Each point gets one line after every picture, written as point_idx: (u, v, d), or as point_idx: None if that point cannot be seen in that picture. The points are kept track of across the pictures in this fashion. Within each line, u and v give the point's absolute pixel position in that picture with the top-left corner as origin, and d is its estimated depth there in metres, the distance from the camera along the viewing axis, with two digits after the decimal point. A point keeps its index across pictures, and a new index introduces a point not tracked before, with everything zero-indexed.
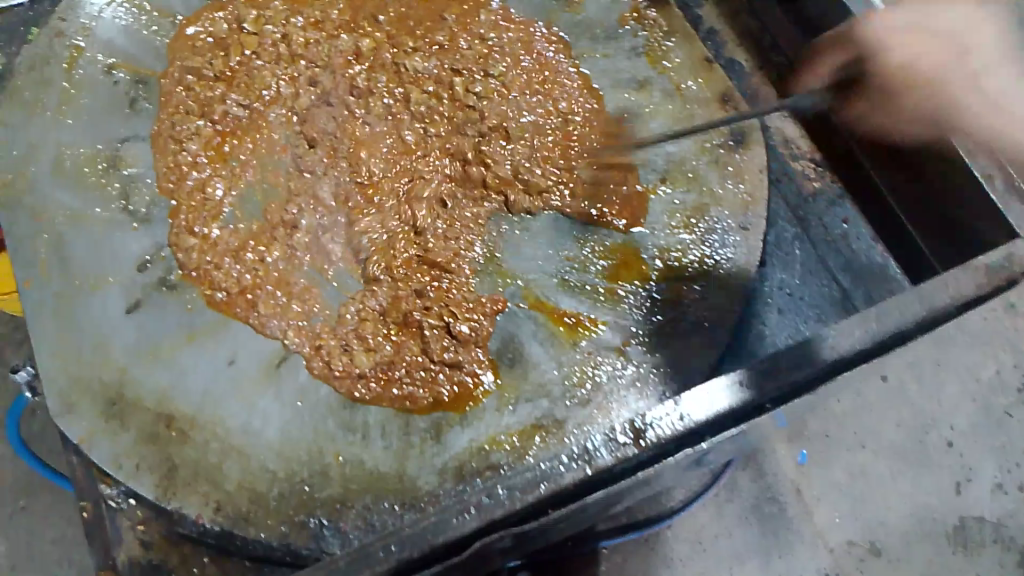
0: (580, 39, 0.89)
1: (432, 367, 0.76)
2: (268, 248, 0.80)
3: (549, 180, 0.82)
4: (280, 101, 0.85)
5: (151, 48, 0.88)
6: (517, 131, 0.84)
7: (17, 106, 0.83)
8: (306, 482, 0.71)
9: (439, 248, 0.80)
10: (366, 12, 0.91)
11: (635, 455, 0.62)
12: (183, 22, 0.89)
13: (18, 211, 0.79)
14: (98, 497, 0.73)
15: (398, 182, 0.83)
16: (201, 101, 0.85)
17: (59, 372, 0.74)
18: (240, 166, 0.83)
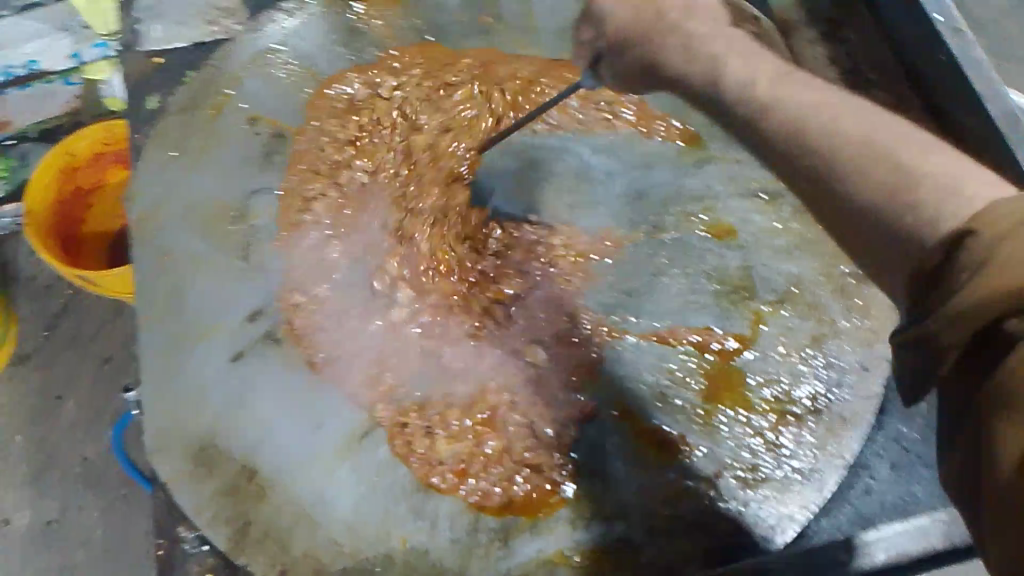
0: (714, 140, 0.86)
1: (510, 465, 0.75)
2: (372, 316, 0.81)
3: (660, 293, 0.80)
4: (401, 170, 0.88)
5: (293, 102, 0.90)
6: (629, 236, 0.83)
7: (163, 146, 0.88)
8: (370, 563, 0.71)
9: (539, 344, 0.80)
10: (496, 82, 0.91)
11: None
12: (324, 80, 0.91)
13: (147, 248, 0.83)
14: (175, 539, 0.75)
15: (506, 276, 0.83)
16: (327, 165, 0.88)
17: (159, 413, 0.77)
18: (354, 231, 0.85)
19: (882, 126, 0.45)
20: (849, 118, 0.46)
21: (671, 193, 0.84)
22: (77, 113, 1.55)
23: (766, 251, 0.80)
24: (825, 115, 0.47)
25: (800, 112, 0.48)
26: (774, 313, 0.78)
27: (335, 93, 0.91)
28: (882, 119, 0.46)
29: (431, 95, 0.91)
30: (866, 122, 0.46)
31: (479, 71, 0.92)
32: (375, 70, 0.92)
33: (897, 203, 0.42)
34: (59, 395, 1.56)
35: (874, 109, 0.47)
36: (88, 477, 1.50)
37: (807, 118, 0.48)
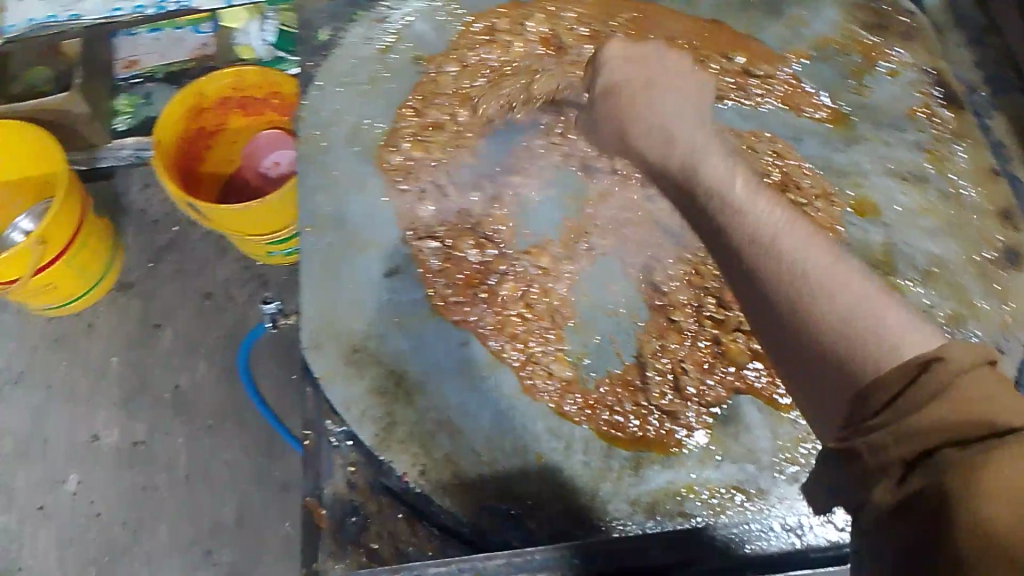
0: (863, 122, 0.88)
1: (644, 405, 0.78)
2: (538, 256, 0.85)
3: None
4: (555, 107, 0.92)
5: (447, 38, 0.97)
6: (804, 214, 0.83)
7: (337, 75, 0.95)
8: (507, 473, 0.75)
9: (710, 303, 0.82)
10: (649, 40, 0.94)
11: (848, 543, 0.70)
12: (472, 18, 0.97)
13: (317, 167, 0.89)
14: (322, 432, 0.79)
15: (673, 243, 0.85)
16: (477, 114, 0.92)
17: (317, 313, 0.82)
18: (510, 170, 0.89)
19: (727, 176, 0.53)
20: (783, 227, 0.48)
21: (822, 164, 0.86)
22: (205, 58, 1.55)
23: (910, 229, 0.83)
24: (761, 223, 0.49)
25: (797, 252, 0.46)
26: (912, 288, 0.80)
27: (491, 38, 0.96)
28: (827, 246, 0.47)
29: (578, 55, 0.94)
30: (759, 195, 0.51)
31: (633, 25, 0.96)
32: (533, 19, 0.97)
33: (832, 345, 0.43)
34: (157, 324, 1.47)
35: (827, 242, 0.47)
36: (181, 401, 1.41)
37: (738, 211, 0.50)
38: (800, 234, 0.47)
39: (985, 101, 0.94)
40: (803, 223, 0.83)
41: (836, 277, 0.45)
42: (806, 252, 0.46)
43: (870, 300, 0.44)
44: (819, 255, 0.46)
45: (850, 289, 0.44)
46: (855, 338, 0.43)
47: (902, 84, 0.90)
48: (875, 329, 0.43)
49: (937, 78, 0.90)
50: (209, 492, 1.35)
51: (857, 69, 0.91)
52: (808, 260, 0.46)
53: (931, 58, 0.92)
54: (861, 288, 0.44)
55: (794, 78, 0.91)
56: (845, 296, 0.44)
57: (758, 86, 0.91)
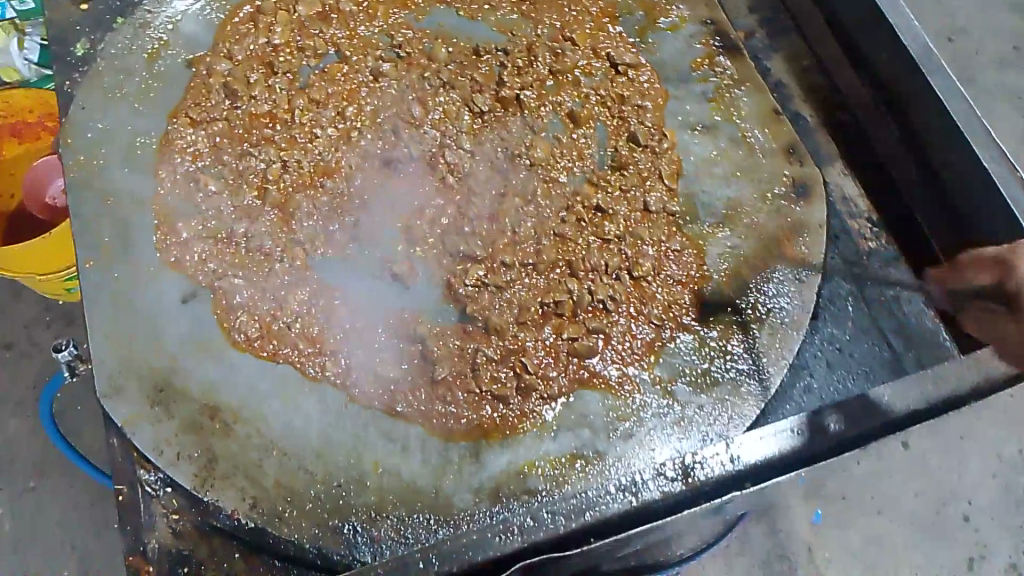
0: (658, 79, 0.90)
1: (478, 392, 0.76)
2: (341, 243, 0.81)
3: (629, 226, 0.83)
4: (341, 96, 0.88)
5: (211, 28, 0.90)
6: (615, 177, 0.85)
7: (99, 90, 0.84)
8: (343, 488, 0.71)
9: (541, 273, 0.81)
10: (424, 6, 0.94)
11: (680, 492, 0.64)
12: (236, 9, 0.91)
13: (87, 193, 0.80)
14: (133, 481, 0.71)
15: (487, 224, 0.83)
16: (261, 117, 0.86)
17: (110, 353, 0.74)
18: (307, 168, 0.84)
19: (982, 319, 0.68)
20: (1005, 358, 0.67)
21: (638, 123, 0.87)
22: None
23: (707, 177, 0.85)
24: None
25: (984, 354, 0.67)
26: (714, 233, 0.83)
27: (255, 24, 0.91)
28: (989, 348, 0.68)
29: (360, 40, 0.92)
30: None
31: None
32: (302, 1, 0.92)
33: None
34: None
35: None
36: None
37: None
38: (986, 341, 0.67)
39: (764, 44, 0.98)
40: (614, 196, 0.84)
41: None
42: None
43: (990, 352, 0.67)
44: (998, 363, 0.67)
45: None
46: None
47: (683, 37, 0.92)
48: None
49: (715, 28, 0.92)
50: (42, 558, 1.20)
51: (639, 28, 0.93)
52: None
53: (708, 7, 0.94)
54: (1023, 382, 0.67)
55: (578, 33, 0.92)
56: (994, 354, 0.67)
57: (546, 50, 0.91)
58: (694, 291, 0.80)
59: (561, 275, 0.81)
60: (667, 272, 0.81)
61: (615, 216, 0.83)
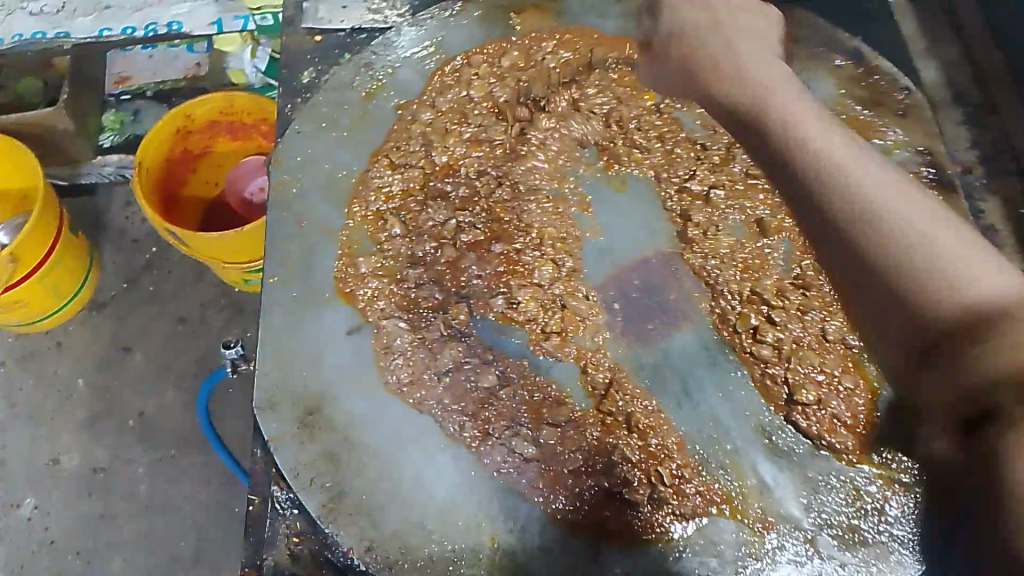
0: None
1: (609, 490, 0.74)
2: (504, 306, 0.82)
3: (798, 351, 0.79)
4: (536, 162, 0.90)
5: (426, 76, 0.92)
6: (794, 301, 0.81)
7: (314, 119, 0.90)
8: (456, 555, 0.70)
9: (694, 381, 0.78)
10: (634, 84, 0.92)
11: None
12: (451, 61, 0.93)
13: (285, 214, 0.85)
14: (268, 496, 0.76)
15: (648, 320, 0.82)
16: (453, 169, 0.89)
17: (273, 369, 0.78)
18: (486, 231, 0.86)
19: None
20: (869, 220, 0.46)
21: None
22: (196, 80, 1.45)
23: None
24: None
25: (879, 275, 0.50)
26: None
27: (464, 77, 0.92)
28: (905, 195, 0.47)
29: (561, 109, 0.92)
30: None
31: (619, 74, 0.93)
32: (509, 59, 0.93)
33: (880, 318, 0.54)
34: (126, 346, 1.39)
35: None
36: (146, 433, 1.33)
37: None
38: None
39: (979, 182, 0.91)
40: (790, 313, 0.81)
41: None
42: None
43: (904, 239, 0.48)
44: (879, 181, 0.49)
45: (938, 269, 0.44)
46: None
47: (890, 161, 0.86)
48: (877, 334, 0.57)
49: (930, 160, 0.86)
50: (167, 526, 1.28)
51: None
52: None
53: (927, 136, 0.88)
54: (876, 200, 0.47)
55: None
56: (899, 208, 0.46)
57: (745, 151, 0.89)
58: (854, 436, 0.75)
59: (715, 388, 0.78)
60: (832, 410, 0.76)
61: (785, 342, 0.79)
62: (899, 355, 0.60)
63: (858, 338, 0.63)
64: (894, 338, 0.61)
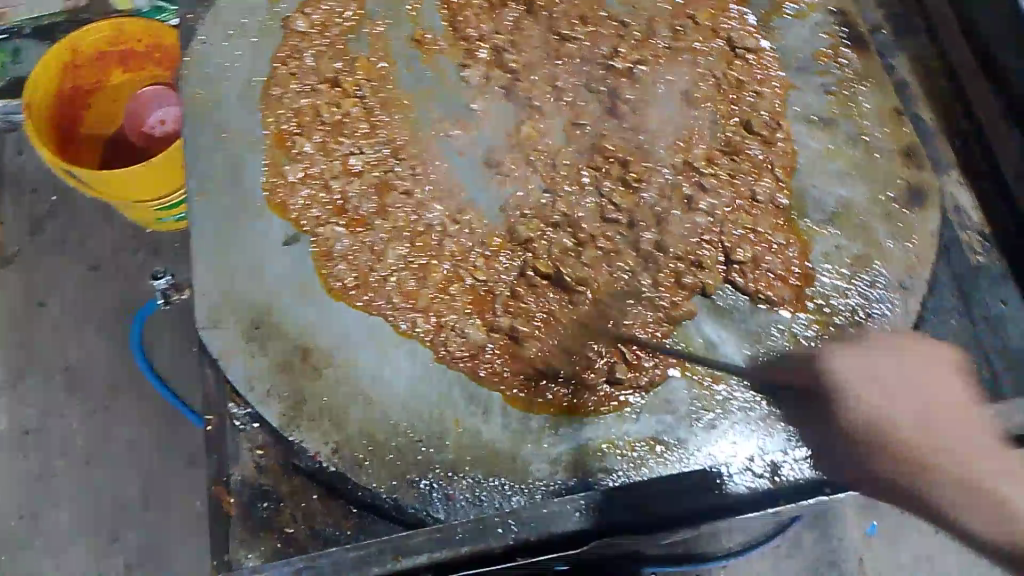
0: (783, 68, 0.88)
1: (568, 368, 0.75)
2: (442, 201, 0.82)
3: (734, 215, 0.81)
4: (458, 52, 0.88)
5: None
6: (726, 165, 0.83)
7: (221, 26, 0.86)
8: (423, 442, 0.71)
9: (641, 257, 0.80)
10: None
11: (764, 490, 0.70)
12: None
13: (203, 126, 0.81)
14: (224, 413, 0.74)
15: (586, 198, 0.82)
16: (375, 71, 0.87)
17: (213, 285, 0.76)
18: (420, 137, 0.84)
19: (941, 423, 0.54)
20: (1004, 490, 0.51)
21: (753, 108, 0.85)
22: (79, 12, 1.34)
23: (820, 173, 0.83)
24: (890, 408, 0.55)
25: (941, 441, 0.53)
26: (821, 231, 0.80)
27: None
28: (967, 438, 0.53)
29: (480, 6, 0.90)
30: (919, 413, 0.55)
31: None
32: None
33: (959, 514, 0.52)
34: (41, 300, 1.27)
35: (961, 428, 0.54)
36: (75, 386, 1.22)
37: (891, 424, 0.55)
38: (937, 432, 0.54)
39: (891, 41, 0.93)
40: (721, 180, 0.82)
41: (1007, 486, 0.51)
42: (931, 456, 0.53)
43: (943, 418, 0.54)
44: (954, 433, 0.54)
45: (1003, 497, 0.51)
46: (870, 445, 0.56)
47: (809, 26, 0.89)
48: (938, 461, 0.53)
49: (843, 19, 0.90)
50: (111, 476, 1.19)
51: (764, 11, 0.90)
52: (885, 412, 0.55)
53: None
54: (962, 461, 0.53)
55: (700, 11, 0.90)
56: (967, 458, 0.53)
57: (666, 28, 0.89)
58: (793, 290, 0.78)
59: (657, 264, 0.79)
60: (768, 267, 0.79)
61: (721, 210, 0.81)
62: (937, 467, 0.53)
63: (912, 489, 0.54)
64: (924, 447, 0.54)
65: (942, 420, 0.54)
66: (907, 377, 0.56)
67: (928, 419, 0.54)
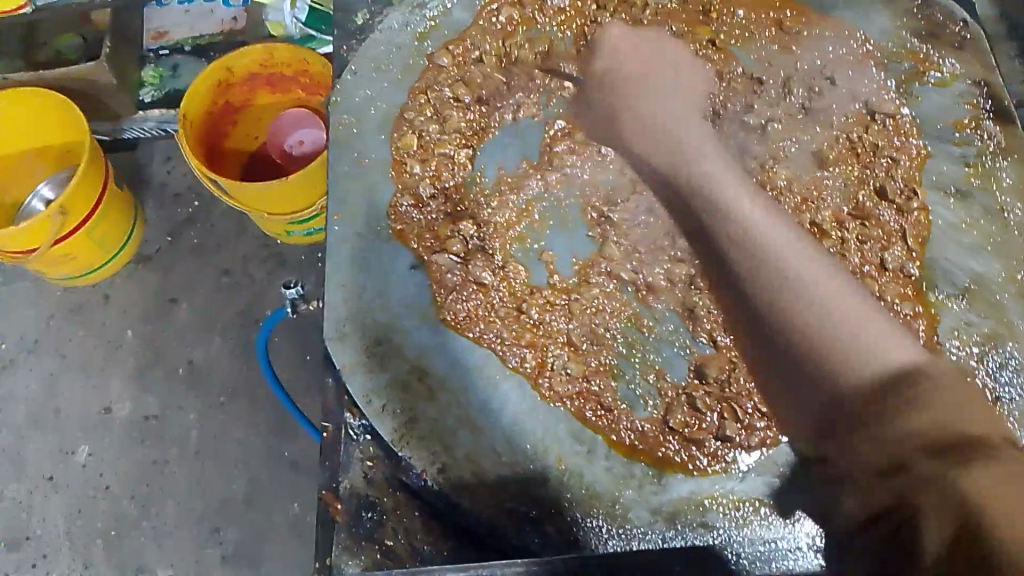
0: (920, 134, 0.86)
1: (682, 422, 0.76)
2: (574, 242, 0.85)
3: (857, 279, 0.80)
4: (590, 97, 0.90)
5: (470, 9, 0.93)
6: (856, 230, 0.82)
7: (371, 59, 0.91)
8: (526, 475, 0.73)
9: None
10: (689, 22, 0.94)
11: None
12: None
13: (346, 152, 0.87)
14: (341, 423, 0.78)
15: None
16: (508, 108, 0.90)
17: (341, 301, 0.80)
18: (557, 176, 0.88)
19: (837, 300, 0.70)
20: (894, 426, 0.59)
21: (885, 174, 0.84)
22: (234, 33, 1.42)
23: (952, 245, 0.81)
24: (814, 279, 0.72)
25: (876, 367, 0.64)
26: (949, 304, 0.79)
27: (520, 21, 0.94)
28: (875, 321, 0.68)
29: (617, 53, 0.92)
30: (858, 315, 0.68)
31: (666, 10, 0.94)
32: None
33: (910, 412, 0.59)
34: (174, 299, 1.36)
35: (905, 338, 0.67)
36: (197, 379, 1.30)
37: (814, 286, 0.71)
38: (851, 318, 0.68)
39: None
40: (847, 243, 0.82)
41: (886, 355, 0.65)
42: (859, 325, 0.68)
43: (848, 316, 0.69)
44: (880, 331, 0.67)
45: (931, 386, 0.60)
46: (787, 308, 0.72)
47: (950, 95, 0.87)
48: (857, 358, 0.66)
49: (988, 91, 0.87)
50: (219, 469, 1.25)
51: (904, 76, 0.89)
52: (802, 270, 0.72)
53: (983, 68, 0.89)
54: (849, 331, 0.68)
55: (838, 72, 0.89)
56: (894, 355, 0.65)
57: (801, 86, 0.89)
58: None
59: None
60: None
61: (846, 273, 0.80)
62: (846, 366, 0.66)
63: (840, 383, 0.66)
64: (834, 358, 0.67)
65: (839, 309, 0.70)
66: (809, 268, 0.73)
67: (843, 321, 0.69)
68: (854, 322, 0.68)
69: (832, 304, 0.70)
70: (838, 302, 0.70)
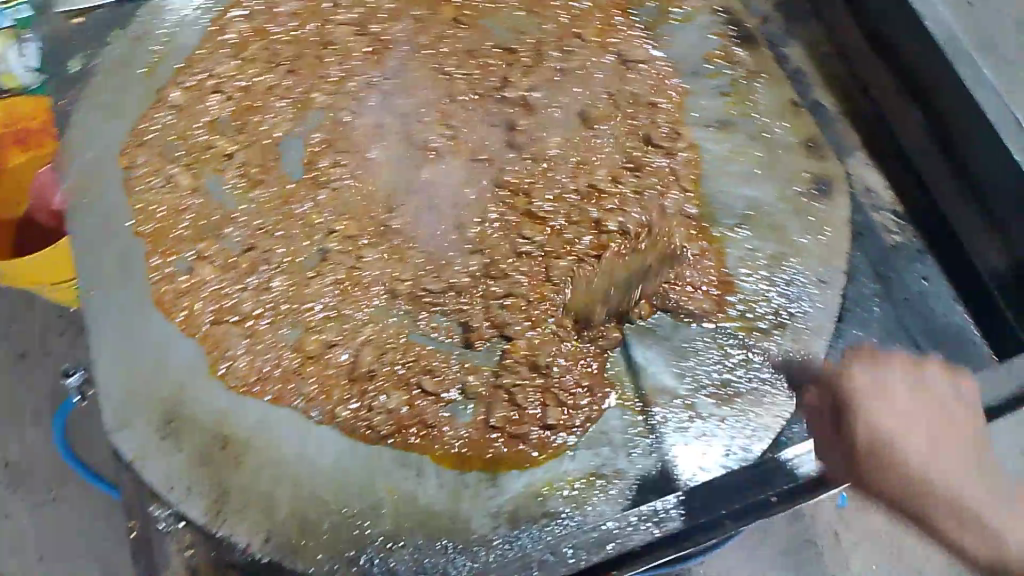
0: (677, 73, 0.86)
1: (503, 416, 0.73)
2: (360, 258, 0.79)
3: (646, 231, 0.80)
4: (343, 101, 0.85)
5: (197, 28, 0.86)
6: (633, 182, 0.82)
7: (97, 107, 0.81)
8: (356, 517, 0.68)
9: (556, 284, 0.78)
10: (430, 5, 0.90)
11: (700, 522, 0.68)
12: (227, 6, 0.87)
13: (92, 218, 0.77)
14: (145, 518, 0.70)
15: (495, 233, 0.80)
16: (260, 132, 0.83)
17: (120, 388, 0.71)
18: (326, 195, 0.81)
19: (916, 441, 0.63)
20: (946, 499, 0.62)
21: (651, 120, 0.84)
22: None
23: (728, 177, 0.82)
24: (901, 439, 0.63)
25: (954, 497, 0.62)
26: (734, 235, 0.80)
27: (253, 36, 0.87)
28: (955, 459, 0.64)
29: (362, 51, 0.87)
30: (931, 441, 0.64)
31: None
32: None
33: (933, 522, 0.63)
34: None
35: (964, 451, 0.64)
36: (10, 488, 1.17)
37: (901, 450, 0.63)
38: (913, 438, 0.64)
39: (781, 32, 0.93)
40: (627, 197, 0.81)
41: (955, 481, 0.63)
42: (930, 457, 0.63)
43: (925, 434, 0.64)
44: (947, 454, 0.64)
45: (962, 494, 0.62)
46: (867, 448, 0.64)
47: (696, 30, 0.89)
48: (944, 500, 0.62)
49: (729, 18, 0.89)
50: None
51: (651, 20, 0.89)
52: (880, 420, 0.64)
53: None
54: (957, 480, 0.63)
55: (586, 29, 0.88)
56: (964, 483, 0.63)
57: (555, 49, 0.87)
58: (714, 298, 0.77)
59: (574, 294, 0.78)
60: (688, 279, 0.78)
61: (633, 227, 0.80)
62: (929, 492, 0.63)
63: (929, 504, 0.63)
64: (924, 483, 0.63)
65: (920, 436, 0.64)
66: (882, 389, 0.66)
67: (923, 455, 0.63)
68: (935, 459, 0.63)
69: (901, 438, 0.63)
70: (892, 425, 0.64)
